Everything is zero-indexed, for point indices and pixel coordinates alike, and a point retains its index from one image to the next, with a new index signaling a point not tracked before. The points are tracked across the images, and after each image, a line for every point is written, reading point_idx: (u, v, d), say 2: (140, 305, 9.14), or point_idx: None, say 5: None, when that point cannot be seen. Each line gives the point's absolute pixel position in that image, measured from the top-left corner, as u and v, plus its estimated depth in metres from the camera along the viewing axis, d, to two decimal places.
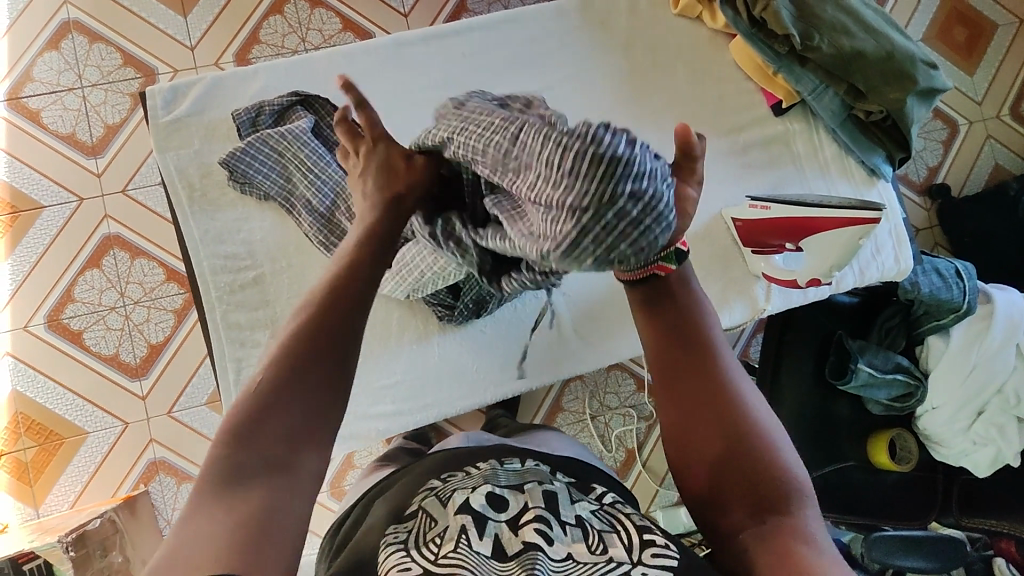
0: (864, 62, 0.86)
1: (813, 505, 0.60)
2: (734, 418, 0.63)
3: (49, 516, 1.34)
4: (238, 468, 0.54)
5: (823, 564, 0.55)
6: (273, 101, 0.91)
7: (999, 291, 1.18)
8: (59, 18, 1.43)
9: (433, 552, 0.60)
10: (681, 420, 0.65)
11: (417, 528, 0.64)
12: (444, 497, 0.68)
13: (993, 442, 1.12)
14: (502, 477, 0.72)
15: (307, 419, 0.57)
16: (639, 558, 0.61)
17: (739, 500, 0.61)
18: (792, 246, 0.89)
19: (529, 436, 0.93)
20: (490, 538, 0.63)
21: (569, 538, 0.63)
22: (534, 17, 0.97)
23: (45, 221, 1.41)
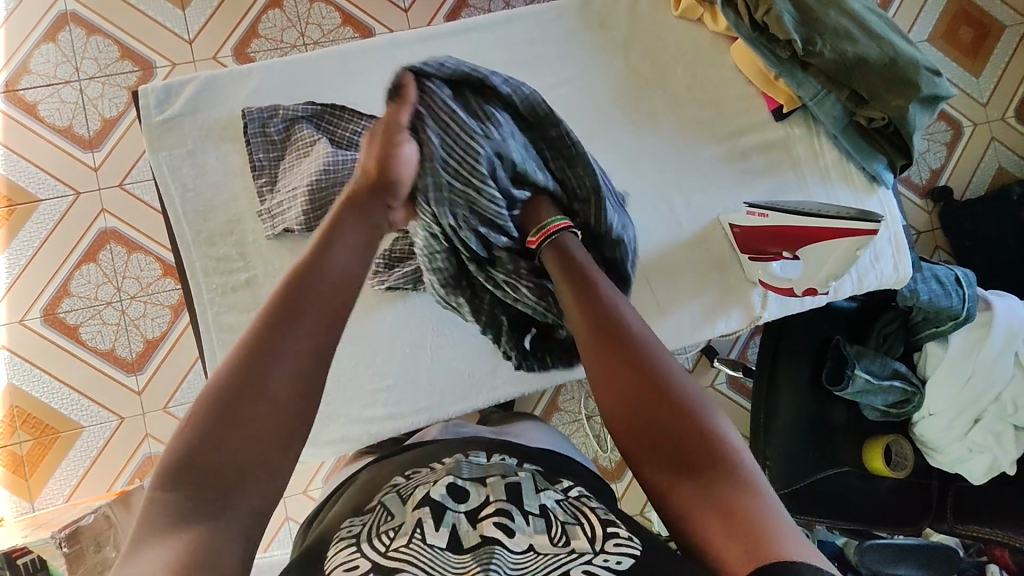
0: (867, 68, 0.85)
1: (752, 462, 0.62)
2: (665, 393, 0.66)
3: (44, 509, 1.34)
4: (186, 469, 0.57)
5: (764, 512, 0.57)
6: (289, 108, 0.91)
7: (999, 299, 1.17)
8: (56, 10, 1.42)
9: (384, 545, 0.60)
10: (608, 393, 0.69)
11: (372, 521, 0.65)
12: (405, 494, 0.68)
13: (990, 449, 1.11)
14: (465, 470, 0.72)
15: (256, 460, 0.59)
16: (602, 547, 0.60)
17: (675, 463, 0.63)
18: (790, 254, 0.87)
19: (508, 426, 0.91)
20: (447, 529, 0.62)
21: (530, 529, 0.62)
22: (532, 18, 0.96)
23: (42, 216, 1.40)
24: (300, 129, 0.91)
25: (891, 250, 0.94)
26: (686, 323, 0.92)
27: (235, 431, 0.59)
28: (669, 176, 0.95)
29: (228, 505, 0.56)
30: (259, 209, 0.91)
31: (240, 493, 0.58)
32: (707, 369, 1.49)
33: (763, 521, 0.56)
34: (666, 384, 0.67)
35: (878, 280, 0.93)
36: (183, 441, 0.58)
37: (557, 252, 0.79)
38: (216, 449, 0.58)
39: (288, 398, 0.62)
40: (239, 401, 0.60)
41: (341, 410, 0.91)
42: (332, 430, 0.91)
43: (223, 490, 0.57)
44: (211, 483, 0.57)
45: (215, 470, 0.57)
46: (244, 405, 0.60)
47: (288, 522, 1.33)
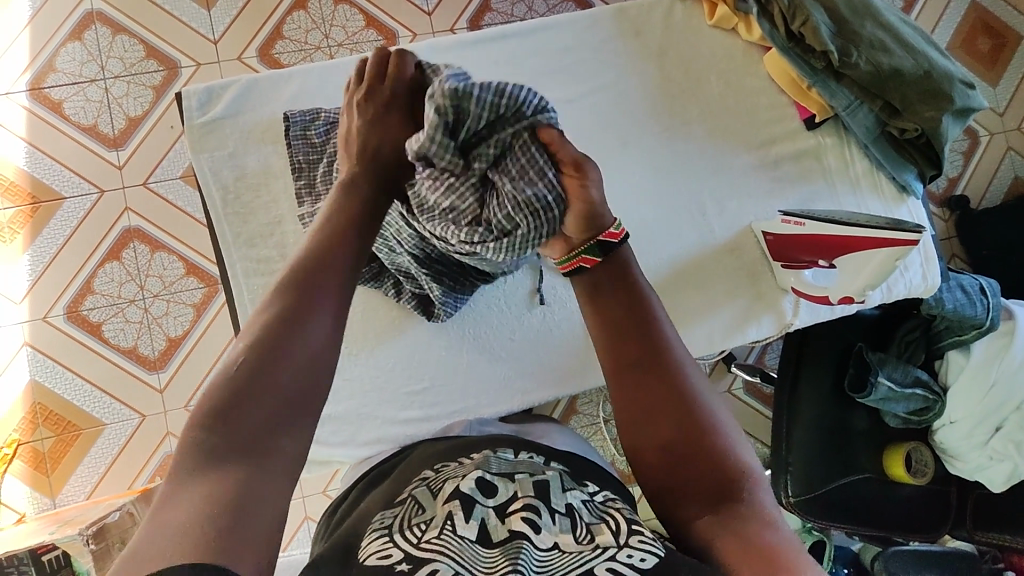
0: (902, 80, 0.86)
1: (765, 489, 0.62)
2: (686, 405, 0.65)
3: (66, 506, 1.35)
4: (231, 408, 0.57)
5: (777, 544, 0.57)
6: (330, 112, 0.88)
7: (1021, 308, 1.18)
8: (83, 9, 1.43)
9: (416, 537, 0.60)
10: (641, 404, 0.66)
11: (403, 513, 0.65)
12: (435, 488, 0.69)
13: (1010, 458, 1.12)
14: (494, 464, 0.72)
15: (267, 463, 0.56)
16: (626, 541, 0.58)
17: (697, 486, 0.62)
18: (826, 263, 0.87)
19: (530, 426, 0.92)
20: (477, 523, 0.62)
21: (556, 527, 0.62)
22: (569, 25, 0.97)
23: (66, 213, 1.41)
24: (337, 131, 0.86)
25: (920, 259, 0.95)
26: (718, 331, 0.93)
27: (266, 374, 0.59)
28: (703, 183, 0.96)
29: (269, 452, 0.56)
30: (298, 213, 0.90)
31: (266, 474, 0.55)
32: (725, 374, 1.50)
33: (782, 556, 0.55)
34: (693, 403, 0.65)
35: (907, 289, 0.94)
36: (228, 380, 0.58)
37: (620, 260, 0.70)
38: (264, 390, 0.58)
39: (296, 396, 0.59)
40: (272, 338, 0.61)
41: (377, 412, 0.92)
42: (368, 431, 0.91)
43: (265, 437, 0.57)
44: (251, 417, 0.57)
45: (256, 391, 0.58)
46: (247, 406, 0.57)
47: (307, 522, 1.34)
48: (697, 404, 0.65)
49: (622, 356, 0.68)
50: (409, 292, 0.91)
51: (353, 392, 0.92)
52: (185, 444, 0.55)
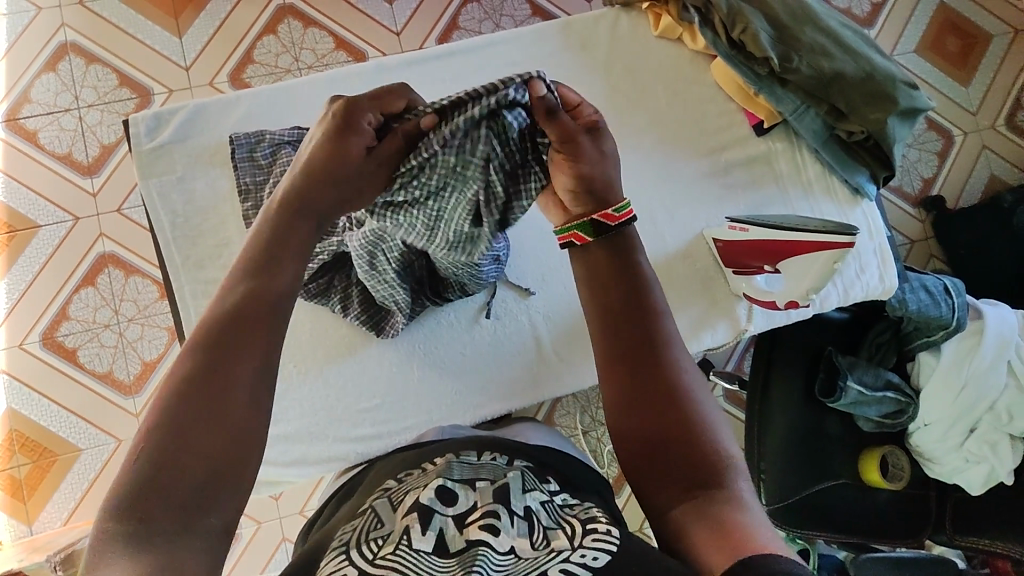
0: (844, 84, 0.87)
1: (745, 479, 0.61)
2: (668, 395, 0.64)
3: (42, 532, 1.35)
4: (158, 480, 0.52)
5: (751, 528, 0.56)
6: (274, 133, 0.90)
7: (990, 307, 1.17)
8: (56, 40, 1.45)
9: (372, 552, 0.59)
10: (622, 394, 0.65)
11: (361, 528, 0.64)
12: (396, 501, 0.68)
13: (986, 460, 1.11)
14: (455, 471, 0.71)
15: (208, 483, 0.53)
16: (580, 543, 0.59)
17: (673, 473, 0.61)
18: (770, 268, 0.88)
19: (507, 428, 0.91)
20: (434, 533, 0.62)
21: (514, 530, 0.62)
22: (516, 40, 0.98)
23: (41, 241, 1.42)
24: (284, 153, 0.89)
25: (876, 261, 0.94)
26: None
27: (190, 439, 0.54)
28: (652, 192, 0.96)
29: (196, 520, 0.52)
30: (248, 234, 0.91)
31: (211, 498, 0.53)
32: (703, 382, 1.49)
33: (754, 537, 0.54)
34: (677, 391, 0.65)
35: (865, 292, 0.93)
36: (158, 439, 0.53)
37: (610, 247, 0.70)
38: (189, 454, 0.53)
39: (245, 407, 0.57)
40: (194, 408, 0.55)
41: (332, 429, 0.92)
42: (323, 449, 0.91)
43: (191, 503, 0.52)
44: (165, 475, 0.52)
45: (173, 459, 0.53)
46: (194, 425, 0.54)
47: (284, 543, 1.34)
48: (679, 393, 0.65)
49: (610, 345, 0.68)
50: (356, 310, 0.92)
51: (307, 410, 0.92)
52: (103, 531, 0.50)
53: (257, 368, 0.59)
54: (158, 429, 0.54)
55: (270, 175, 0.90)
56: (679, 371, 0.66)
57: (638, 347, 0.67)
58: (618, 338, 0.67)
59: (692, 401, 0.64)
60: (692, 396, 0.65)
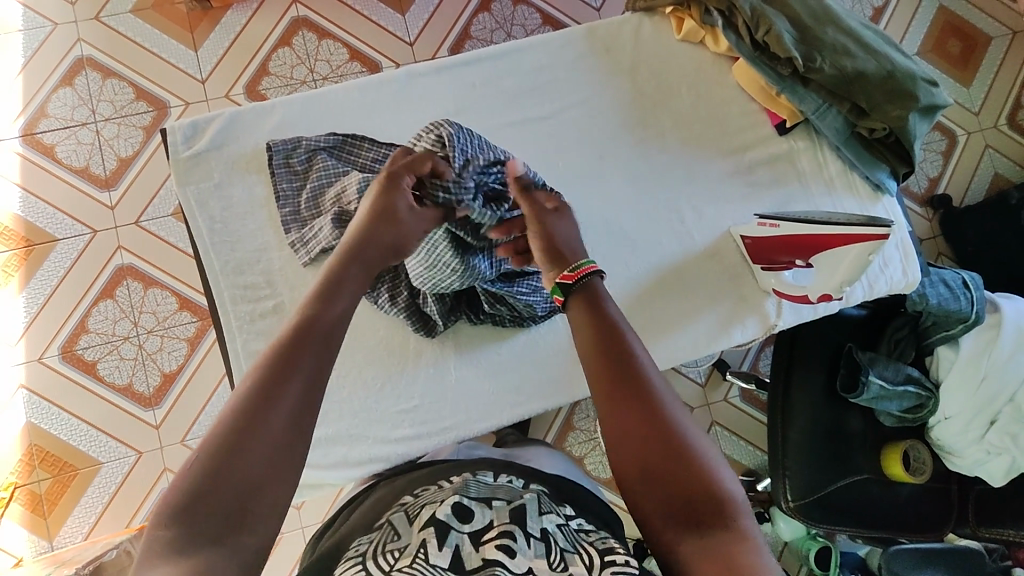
0: (865, 82, 0.89)
1: (749, 515, 0.61)
2: (665, 427, 0.64)
3: (63, 548, 1.34)
4: (206, 490, 0.55)
5: (756, 573, 0.55)
6: (310, 138, 0.92)
7: (1007, 300, 1.18)
8: (72, 55, 1.47)
9: (388, 563, 0.61)
10: (618, 426, 0.65)
11: (379, 539, 0.66)
12: (412, 514, 0.70)
13: (1007, 451, 1.12)
14: (473, 489, 0.73)
15: (250, 501, 0.56)
16: (598, 570, 0.61)
17: (677, 514, 0.60)
18: (803, 262, 0.88)
19: (521, 449, 0.93)
20: (450, 549, 0.64)
21: (531, 552, 0.64)
22: (542, 46, 1.00)
23: (60, 254, 1.42)
24: (320, 159, 0.91)
25: (899, 256, 0.96)
26: (702, 335, 0.94)
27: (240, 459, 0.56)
28: (679, 191, 0.98)
29: (237, 532, 0.54)
30: (287, 239, 0.92)
31: (251, 518, 0.55)
32: (720, 383, 1.51)
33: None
34: (673, 429, 0.64)
35: (889, 285, 0.95)
36: (210, 456, 0.56)
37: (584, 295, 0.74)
38: (241, 460, 0.56)
39: (286, 438, 0.59)
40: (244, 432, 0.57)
41: (369, 432, 0.92)
42: (360, 452, 0.91)
43: (234, 516, 0.55)
44: (212, 495, 0.55)
45: (222, 479, 0.55)
46: (242, 449, 0.57)
47: None
48: (675, 424, 0.64)
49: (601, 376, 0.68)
50: (404, 301, 0.92)
51: (344, 414, 0.92)
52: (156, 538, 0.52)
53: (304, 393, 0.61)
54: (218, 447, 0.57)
55: (305, 181, 0.92)
56: (671, 403, 0.66)
57: (628, 380, 0.66)
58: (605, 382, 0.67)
59: (687, 433, 0.64)
60: (689, 435, 0.64)
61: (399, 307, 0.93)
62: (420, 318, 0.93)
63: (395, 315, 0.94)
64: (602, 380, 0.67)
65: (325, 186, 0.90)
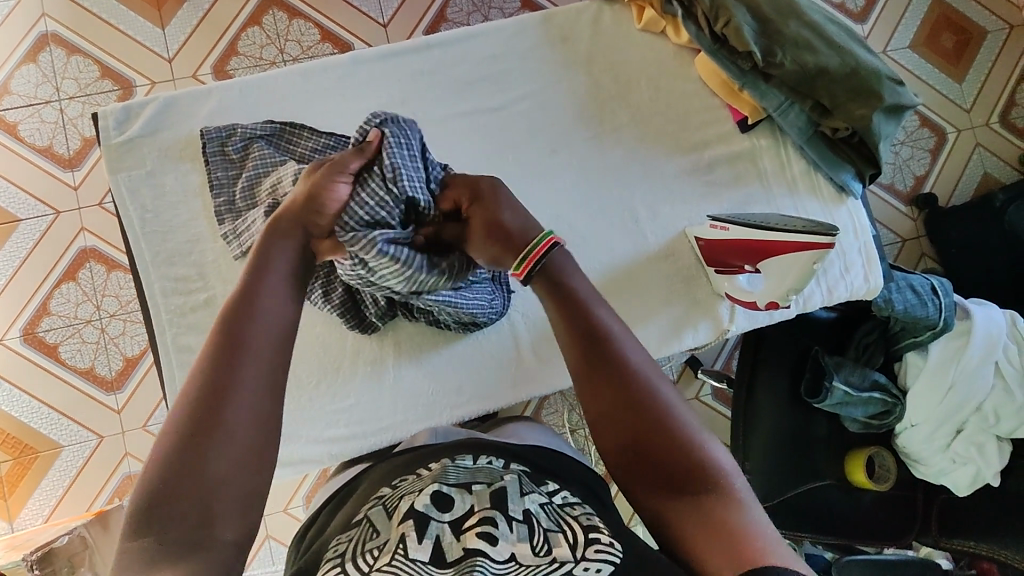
0: (827, 79, 0.85)
1: (741, 478, 0.61)
2: (646, 401, 0.63)
3: (23, 530, 1.34)
4: (162, 503, 0.53)
5: (754, 536, 0.56)
6: (245, 126, 0.89)
7: (979, 307, 1.15)
8: (37, 31, 1.43)
9: (368, 564, 0.60)
10: (598, 405, 0.64)
11: (358, 538, 0.63)
12: (390, 507, 0.67)
13: (972, 461, 1.09)
14: (452, 475, 0.70)
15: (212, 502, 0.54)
16: (583, 555, 0.60)
17: (662, 483, 0.61)
18: (751, 269, 0.86)
19: (502, 429, 0.90)
20: (431, 541, 0.62)
21: (514, 536, 0.62)
22: (497, 33, 0.96)
23: (21, 235, 1.40)
24: (257, 147, 0.88)
25: (861, 261, 0.92)
26: (653, 338, 0.91)
27: (204, 462, 0.55)
28: (634, 189, 0.94)
29: (205, 539, 0.53)
30: (221, 231, 0.90)
31: (216, 520, 0.54)
32: (693, 380, 1.49)
33: (757, 549, 0.54)
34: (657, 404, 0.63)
35: (849, 291, 0.92)
36: (164, 468, 0.54)
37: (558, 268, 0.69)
38: (196, 469, 0.55)
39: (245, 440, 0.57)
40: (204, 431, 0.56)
41: (304, 430, 0.90)
42: (294, 450, 0.90)
43: (205, 512, 0.54)
44: (174, 504, 0.53)
45: (180, 488, 0.54)
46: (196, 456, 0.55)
47: (269, 540, 1.34)
48: (655, 398, 0.63)
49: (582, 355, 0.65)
50: (337, 298, 0.88)
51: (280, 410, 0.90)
52: (131, 547, 0.52)
53: (264, 393, 0.59)
54: (173, 448, 0.55)
55: (241, 169, 0.89)
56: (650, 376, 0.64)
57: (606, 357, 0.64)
58: (584, 357, 0.65)
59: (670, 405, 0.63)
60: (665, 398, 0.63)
61: (331, 303, 0.88)
62: (355, 314, 0.89)
63: (326, 312, 0.91)
64: (582, 360, 0.65)
65: (258, 180, 0.87)
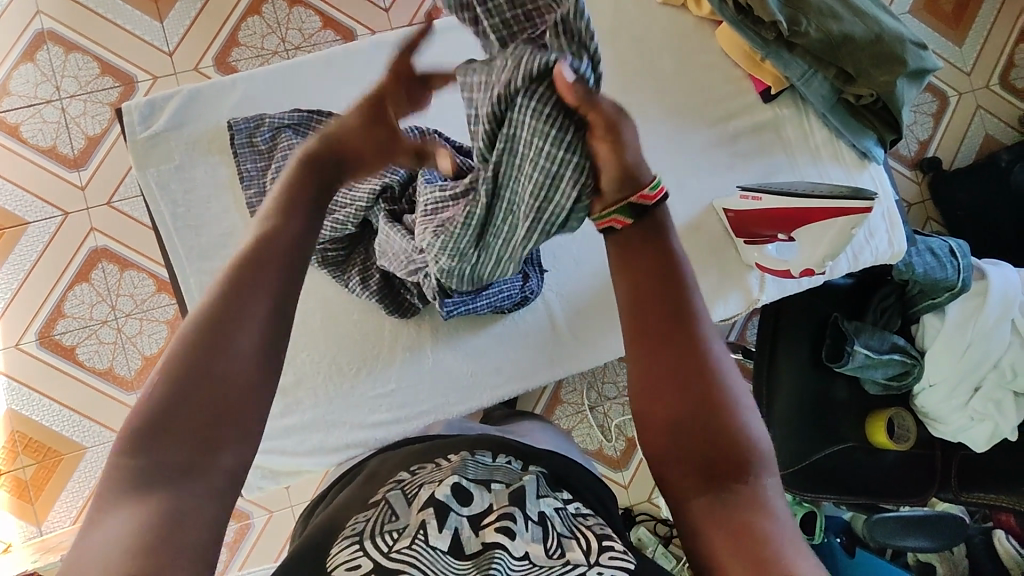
0: (853, 46, 0.85)
1: (774, 473, 0.57)
2: (701, 374, 0.57)
3: (52, 533, 1.34)
4: (155, 436, 0.51)
5: (780, 543, 0.52)
6: (273, 115, 0.89)
7: (993, 267, 1.17)
8: (32, 29, 1.40)
9: (387, 545, 0.60)
10: (646, 372, 0.57)
11: (376, 518, 0.63)
12: (410, 493, 0.67)
13: (990, 418, 1.12)
14: (471, 470, 0.70)
15: (213, 431, 0.52)
16: (596, 560, 0.60)
17: (686, 466, 0.56)
18: (785, 236, 0.87)
19: (513, 426, 0.92)
20: (450, 532, 0.62)
21: (529, 536, 0.62)
22: None
23: (31, 238, 1.39)
24: (284, 138, 0.89)
25: (885, 225, 0.93)
26: None
27: (196, 395, 0.52)
28: (660, 164, 0.95)
29: (201, 469, 0.51)
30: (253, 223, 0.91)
31: (205, 459, 0.51)
32: None
33: (779, 558, 0.51)
34: (712, 382, 0.57)
35: (874, 256, 0.93)
36: (158, 399, 0.52)
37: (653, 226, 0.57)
38: (194, 401, 0.52)
39: (241, 380, 0.53)
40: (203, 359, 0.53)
41: (346, 417, 0.92)
42: (337, 438, 0.91)
43: (199, 447, 0.51)
44: (168, 433, 0.51)
45: (174, 418, 0.51)
46: (190, 389, 0.52)
47: None
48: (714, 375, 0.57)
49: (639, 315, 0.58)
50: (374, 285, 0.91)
51: (321, 399, 0.92)
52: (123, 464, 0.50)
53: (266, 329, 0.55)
54: (174, 375, 0.52)
55: (270, 161, 0.90)
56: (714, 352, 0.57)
57: (672, 321, 0.57)
58: (643, 319, 0.57)
59: (725, 385, 0.57)
60: (725, 381, 0.57)
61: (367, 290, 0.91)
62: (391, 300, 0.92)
63: (367, 300, 0.93)
64: (637, 321, 0.58)
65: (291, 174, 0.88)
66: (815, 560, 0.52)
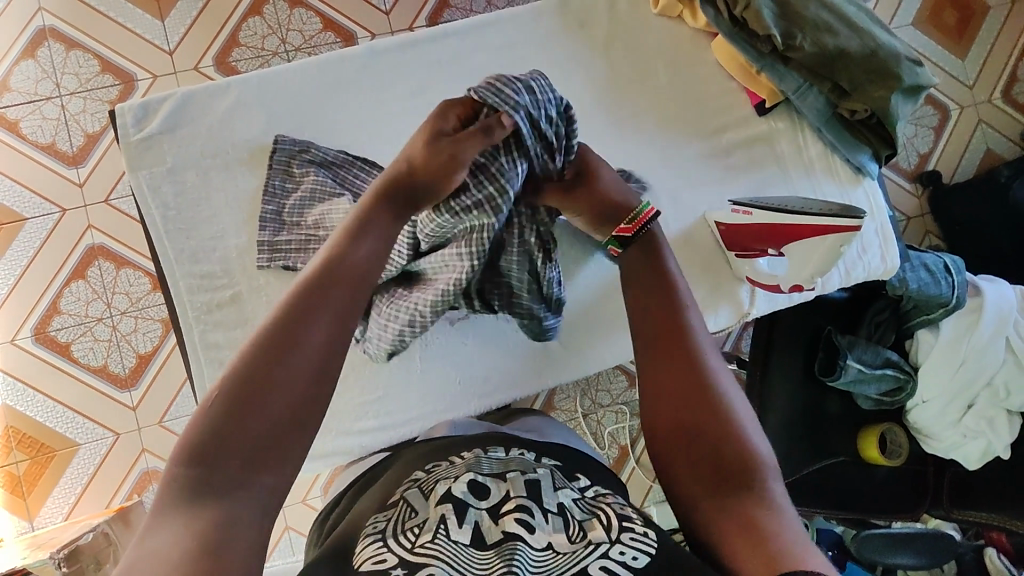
0: (848, 60, 0.85)
1: (778, 481, 0.61)
2: (706, 380, 0.65)
3: (44, 528, 1.35)
4: (213, 448, 0.52)
5: (782, 534, 0.56)
6: (319, 150, 0.92)
7: (988, 283, 1.17)
8: (34, 26, 1.40)
9: (410, 541, 0.60)
10: (663, 370, 0.66)
11: (396, 517, 0.63)
12: (426, 489, 0.67)
13: (983, 435, 1.12)
14: (485, 464, 0.70)
15: (265, 447, 0.53)
16: (618, 538, 0.60)
17: (701, 469, 0.62)
18: (774, 251, 0.88)
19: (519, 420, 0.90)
20: (470, 526, 0.62)
21: (550, 526, 0.62)
22: (511, 21, 0.96)
23: (29, 233, 1.39)
24: (319, 173, 0.91)
25: (878, 240, 0.93)
26: None
27: (256, 405, 0.54)
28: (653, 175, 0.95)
29: (251, 483, 0.52)
30: (258, 237, 0.92)
31: (264, 466, 0.53)
32: None
33: (779, 543, 0.55)
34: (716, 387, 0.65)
35: (866, 272, 0.93)
36: (214, 412, 0.53)
37: (645, 249, 0.75)
38: (250, 412, 0.53)
39: (298, 393, 0.55)
40: (266, 367, 0.55)
41: (333, 422, 0.92)
42: (324, 443, 0.91)
43: (253, 461, 0.53)
44: (218, 447, 0.52)
45: (226, 428, 0.53)
46: (251, 399, 0.54)
47: (289, 531, 1.35)
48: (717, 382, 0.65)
49: (654, 325, 0.69)
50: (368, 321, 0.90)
51: None
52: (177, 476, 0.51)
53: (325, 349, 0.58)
54: (236, 383, 0.54)
55: (298, 188, 0.92)
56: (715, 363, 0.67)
57: (676, 335, 0.68)
58: (652, 327, 0.69)
59: (726, 394, 0.65)
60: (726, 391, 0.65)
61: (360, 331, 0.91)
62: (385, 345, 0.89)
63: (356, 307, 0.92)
64: (653, 330, 0.69)
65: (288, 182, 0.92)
66: (823, 556, 0.55)
